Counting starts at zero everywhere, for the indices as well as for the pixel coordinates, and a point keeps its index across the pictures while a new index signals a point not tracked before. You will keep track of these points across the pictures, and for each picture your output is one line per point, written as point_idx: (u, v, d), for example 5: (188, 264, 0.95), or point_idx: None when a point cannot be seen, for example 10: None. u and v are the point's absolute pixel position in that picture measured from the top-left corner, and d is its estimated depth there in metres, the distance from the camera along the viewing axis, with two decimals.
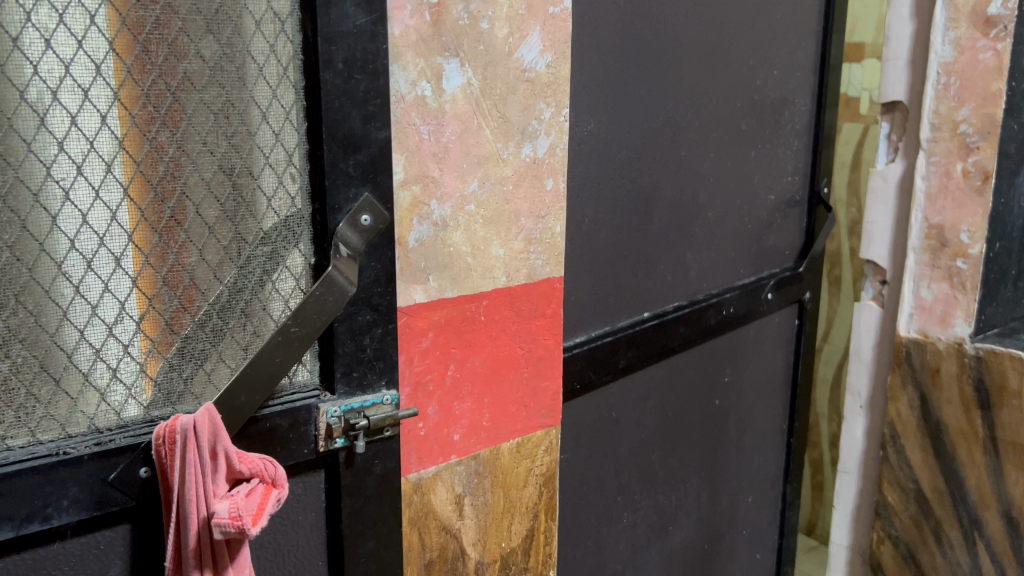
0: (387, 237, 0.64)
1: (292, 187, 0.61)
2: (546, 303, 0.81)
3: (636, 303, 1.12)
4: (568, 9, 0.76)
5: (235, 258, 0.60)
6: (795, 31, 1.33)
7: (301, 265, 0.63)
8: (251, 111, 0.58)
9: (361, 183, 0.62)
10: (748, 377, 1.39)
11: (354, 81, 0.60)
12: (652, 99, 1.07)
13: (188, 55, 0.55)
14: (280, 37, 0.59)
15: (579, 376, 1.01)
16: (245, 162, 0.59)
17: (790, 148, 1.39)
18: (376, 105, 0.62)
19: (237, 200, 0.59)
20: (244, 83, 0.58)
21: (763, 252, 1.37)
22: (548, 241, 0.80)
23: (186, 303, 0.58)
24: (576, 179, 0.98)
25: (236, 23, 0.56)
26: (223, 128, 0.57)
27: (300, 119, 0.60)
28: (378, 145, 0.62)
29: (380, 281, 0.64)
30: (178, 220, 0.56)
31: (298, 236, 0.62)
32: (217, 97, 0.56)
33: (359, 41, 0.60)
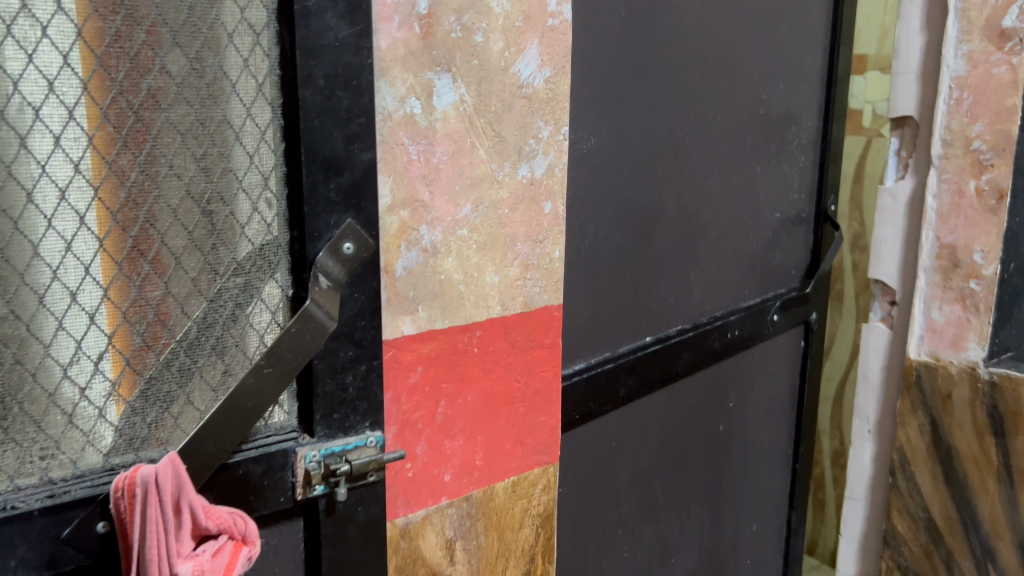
0: (372, 266, 0.59)
1: (268, 213, 0.56)
2: (544, 332, 0.76)
3: (637, 326, 1.07)
4: (567, 21, 0.71)
5: (204, 290, 0.55)
6: (801, 43, 1.29)
7: (277, 298, 0.58)
8: (223, 131, 0.54)
9: (344, 209, 0.57)
10: (753, 401, 1.35)
11: (336, 99, 0.55)
12: (655, 114, 1.03)
13: (153, 71, 0.50)
14: (256, 51, 0.54)
15: (578, 405, 0.96)
16: (216, 187, 0.54)
17: (797, 164, 1.34)
18: (360, 124, 0.57)
19: (208, 228, 0.54)
20: (216, 100, 0.53)
21: (768, 271, 1.32)
22: (546, 267, 0.75)
23: (150, 340, 0.53)
24: (576, 198, 0.93)
25: (205, 36, 0.52)
26: (193, 150, 0.52)
27: (277, 140, 0.56)
28: (362, 167, 0.57)
29: (364, 314, 0.59)
30: (141, 250, 0.51)
31: (274, 266, 0.57)
32: (186, 116, 0.52)
33: (342, 55, 0.55)
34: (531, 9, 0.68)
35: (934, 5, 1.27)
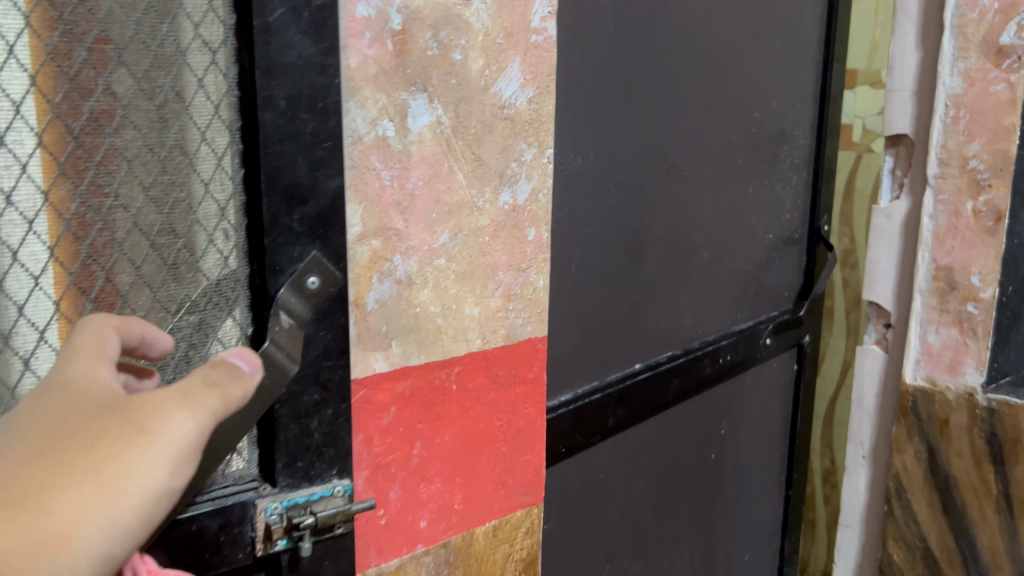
0: (339, 301, 0.55)
1: (225, 246, 0.52)
2: (527, 366, 0.72)
3: (626, 354, 1.03)
4: (551, 38, 0.67)
5: None
6: (793, 60, 1.26)
7: (235, 336, 0.54)
8: (174, 158, 0.49)
9: (309, 241, 0.53)
10: (746, 428, 1.31)
11: (300, 122, 0.51)
12: (644, 133, 0.99)
13: (97, 91, 0.46)
14: (211, 70, 0.50)
15: (564, 438, 0.92)
16: (166, 218, 0.50)
17: (789, 184, 1.31)
18: (326, 149, 0.52)
19: (158, 263, 0.50)
20: (167, 123, 0.49)
21: (760, 293, 1.28)
22: (529, 297, 0.71)
23: None
24: (562, 221, 0.89)
25: (155, 54, 0.48)
26: (141, 178, 0.48)
27: (235, 166, 0.52)
28: (329, 196, 0.53)
29: (331, 353, 0.55)
30: (83, 288, 0.47)
31: (232, 303, 0.53)
32: (133, 142, 0.48)
33: (307, 75, 0.51)
34: (513, 27, 0.64)
35: (930, 21, 1.24)
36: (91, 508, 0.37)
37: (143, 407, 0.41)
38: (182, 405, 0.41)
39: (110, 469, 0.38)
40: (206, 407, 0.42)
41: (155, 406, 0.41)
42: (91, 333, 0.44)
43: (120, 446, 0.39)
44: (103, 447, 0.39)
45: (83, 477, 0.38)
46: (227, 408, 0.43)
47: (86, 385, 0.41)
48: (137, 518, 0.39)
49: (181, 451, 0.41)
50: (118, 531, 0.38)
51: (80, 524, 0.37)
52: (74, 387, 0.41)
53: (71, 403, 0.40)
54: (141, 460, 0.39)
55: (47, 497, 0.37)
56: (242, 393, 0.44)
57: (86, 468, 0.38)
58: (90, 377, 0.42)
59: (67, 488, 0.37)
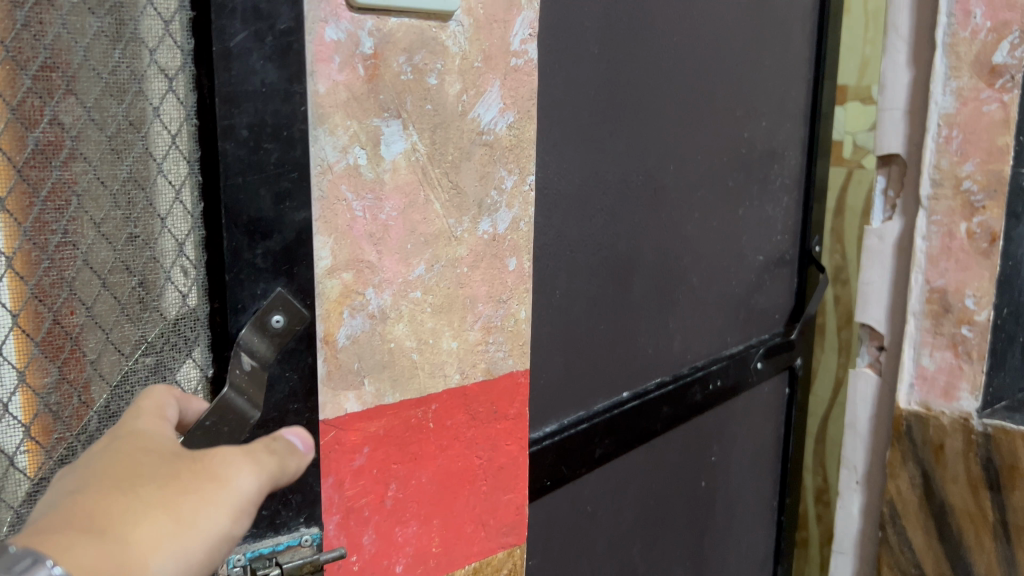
0: (306, 339, 0.53)
1: (184, 283, 0.50)
2: (508, 402, 0.69)
3: (613, 382, 1.00)
4: (532, 62, 0.65)
5: (106, 374, 0.48)
6: (783, 79, 1.24)
7: (196, 379, 0.51)
8: (128, 191, 0.47)
9: (273, 277, 0.51)
10: (737, 454, 1.28)
11: (263, 152, 0.49)
12: (630, 156, 0.97)
13: (41, 121, 0.43)
14: (168, 97, 0.47)
15: (550, 471, 0.89)
16: (119, 255, 0.47)
17: (780, 205, 1.29)
18: (291, 180, 0.50)
19: (111, 302, 0.47)
20: (119, 154, 0.46)
21: (751, 317, 1.26)
22: (511, 329, 0.68)
23: (38, 439, 0.46)
24: (546, 247, 0.86)
25: (106, 81, 0.45)
26: (92, 213, 0.46)
27: (195, 199, 0.49)
28: (294, 230, 0.51)
29: (297, 395, 0.53)
30: (29, 332, 0.44)
31: (191, 343, 0.51)
32: (83, 175, 0.45)
33: (270, 103, 0.48)
34: (491, 49, 0.61)
35: (922, 40, 1.22)
36: (163, 543, 0.34)
37: (211, 455, 0.38)
38: (248, 460, 0.39)
39: (186, 505, 0.36)
40: (269, 467, 0.40)
41: (224, 458, 0.39)
42: (157, 401, 0.43)
43: (193, 486, 0.37)
44: (178, 484, 0.36)
45: (159, 510, 0.35)
46: (283, 479, 0.41)
47: (147, 439, 0.39)
48: (202, 560, 0.36)
49: (248, 501, 0.38)
50: (184, 568, 0.35)
51: (152, 555, 0.34)
52: (139, 440, 0.39)
53: (142, 448, 0.38)
54: (212, 500, 0.37)
55: (120, 530, 0.33)
56: (296, 469, 0.42)
57: (161, 500, 0.35)
58: (153, 428, 0.40)
59: (145, 518, 0.34)
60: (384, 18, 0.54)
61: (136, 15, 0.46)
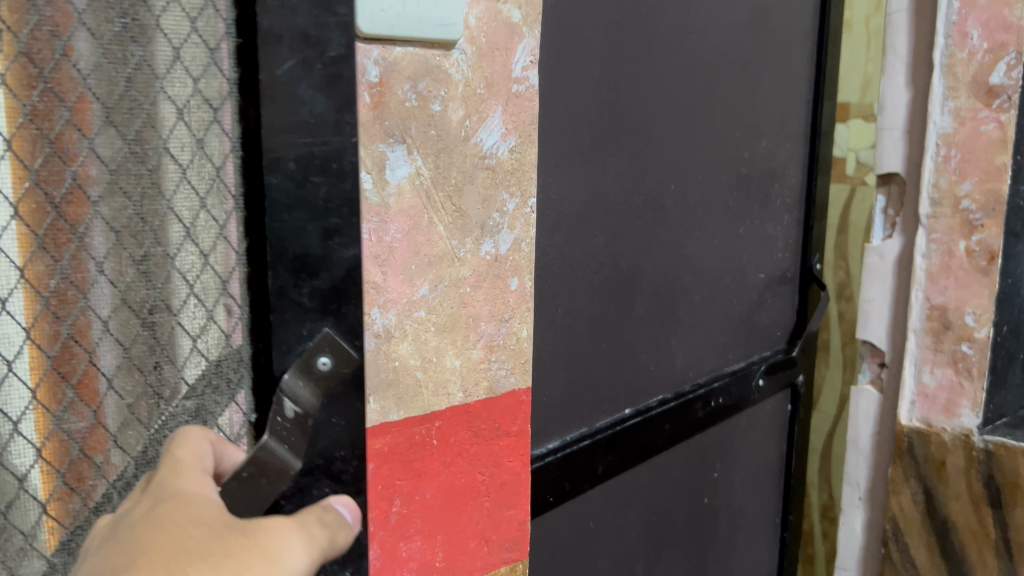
0: (350, 383, 0.55)
1: (224, 321, 0.52)
2: (511, 419, 0.71)
3: (615, 399, 1.01)
4: (534, 88, 0.67)
5: (148, 413, 0.50)
6: (784, 100, 1.26)
7: (238, 424, 0.53)
8: (169, 228, 0.49)
9: (321, 317, 0.53)
10: (739, 471, 1.29)
11: (311, 186, 0.51)
12: (631, 177, 0.98)
13: (82, 158, 0.44)
14: (212, 129, 0.49)
15: (554, 486, 0.90)
16: (159, 290, 0.49)
17: (781, 224, 1.30)
18: (338, 216, 0.52)
19: (151, 340, 0.49)
20: (160, 189, 0.48)
21: (753, 334, 1.27)
22: (512, 347, 0.70)
23: (76, 480, 0.47)
24: (548, 266, 0.87)
25: (149, 112, 0.47)
26: (132, 252, 0.47)
27: (237, 235, 0.51)
28: (343, 266, 0.53)
29: (342, 441, 0.55)
30: (69, 364, 0.45)
31: (235, 383, 0.53)
32: (124, 212, 0.47)
33: (319, 134, 0.50)
34: (491, 75, 0.63)
35: (919, 61, 1.24)
36: None
37: (261, 532, 0.40)
38: (291, 541, 0.41)
39: None
40: (306, 546, 0.42)
41: (272, 537, 0.40)
42: (193, 450, 0.46)
43: (246, 564, 0.37)
44: (233, 562, 0.37)
45: None
46: (325, 551, 0.45)
47: (195, 506, 0.40)
48: None
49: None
50: None
51: None
52: (189, 504, 0.40)
53: (193, 514, 0.39)
54: None
55: None
56: (338, 542, 0.47)
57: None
58: (197, 491, 0.42)
59: None
60: (388, 47, 0.55)
61: (181, 42, 0.47)
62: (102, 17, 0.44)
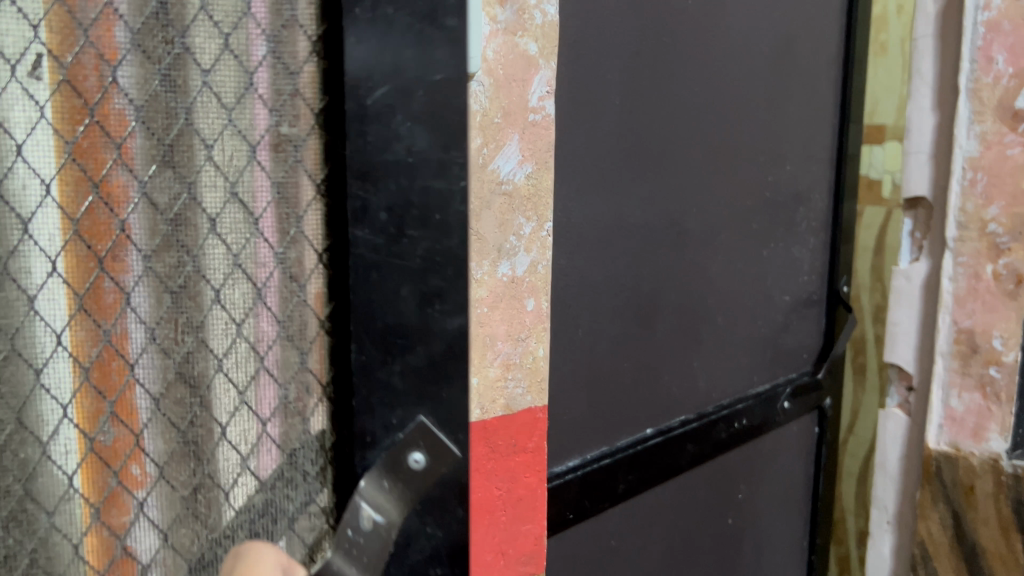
0: (449, 484, 0.56)
1: (295, 386, 0.58)
2: (527, 435, 0.73)
3: (637, 419, 1.03)
4: (549, 117, 0.70)
5: (211, 462, 0.55)
6: (809, 125, 1.27)
7: (318, 516, 0.59)
8: (236, 285, 0.54)
9: (416, 398, 0.55)
10: (766, 492, 1.29)
11: (408, 240, 0.53)
12: (654, 201, 1.00)
13: (131, 207, 0.50)
14: (288, 167, 0.54)
15: (574, 503, 0.92)
16: (222, 338, 0.54)
17: (807, 246, 1.31)
18: (441, 280, 0.54)
19: (212, 385, 0.54)
20: (224, 242, 0.53)
21: (780, 356, 1.28)
22: (529, 365, 0.72)
23: (127, 529, 0.52)
24: (569, 287, 0.90)
25: (217, 158, 0.52)
26: (190, 300, 0.53)
27: (317, 289, 0.57)
28: (451, 334, 0.55)
29: (441, 553, 0.57)
30: (126, 393, 0.51)
31: (314, 467, 0.59)
32: (179, 260, 0.52)
33: (418, 171, 0.52)
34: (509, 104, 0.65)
35: (946, 86, 1.25)
36: None
37: None
38: None
39: None
40: None
41: None
42: None
43: None
44: None
45: None
46: None
47: None
48: None
49: None
50: None
51: None
52: None
53: None
54: None
55: None
56: None
57: None
58: None
59: None
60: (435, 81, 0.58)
61: (252, 71, 0.53)
62: (160, 43, 0.50)
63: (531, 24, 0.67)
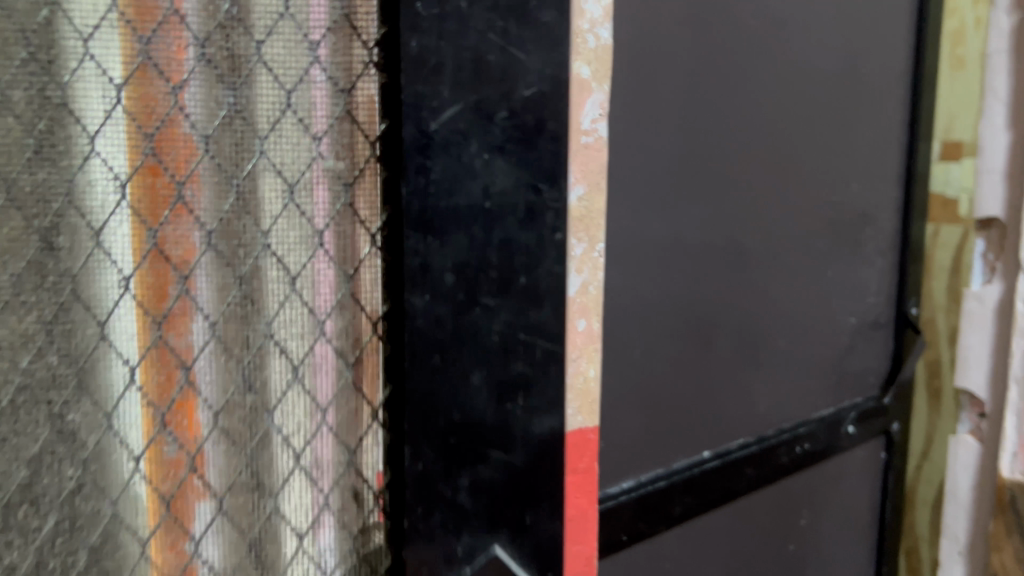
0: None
1: (339, 398, 0.65)
2: (578, 456, 0.73)
3: (695, 441, 1.02)
4: (602, 139, 0.70)
5: (254, 444, 0.62)
6: (876, 143, 1.25)
7: (356, 528, 0.67)
8: (286, 293, 0.62)
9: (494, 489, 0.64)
10: (829, 519, 1.27)
11: (486, 332, 0.63)
12: (711, 221, 1.00)
13: (194, 203, 0.58)
14: (335, 193, 0.63)
15: (627, 524, 0.92)
16: (269, 331, 0.62)
17: (873, 267, 1.28)
18: (525, 382, 0.65)
19: (261, 373, 0.62)
20: (275, 247, 0.61)
21: (844, 380, 1.25)
22: (580, 387, 0.72)
23: (179, 497, 0.60)
24: (623, 308, 0.90)
25: (268, 162, 0.60)
26: (242, 287, 0.61)
27: (358, 334, 0.65)
28: (533, 440, 0.66)
29: None
30: (185, 360, 0.59)
31: (355, 477, 0.66)
32: (233, 250, 0.60)
33: (501, 262, 0.63)
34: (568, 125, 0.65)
35: None
36: None
37: None
38: None
39: None
40: None
41: None
42: None
43: None
44: None
45: None
46: None
47: None
48: None
49: None
50: None
51: None
52: None
53: None
54: None
55: None
56: None
57: None
58: None
59: None
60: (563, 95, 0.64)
61: (303, 86, 0.61)
62: (218, 51, 0.58)
63: (584, 48, 0.67)
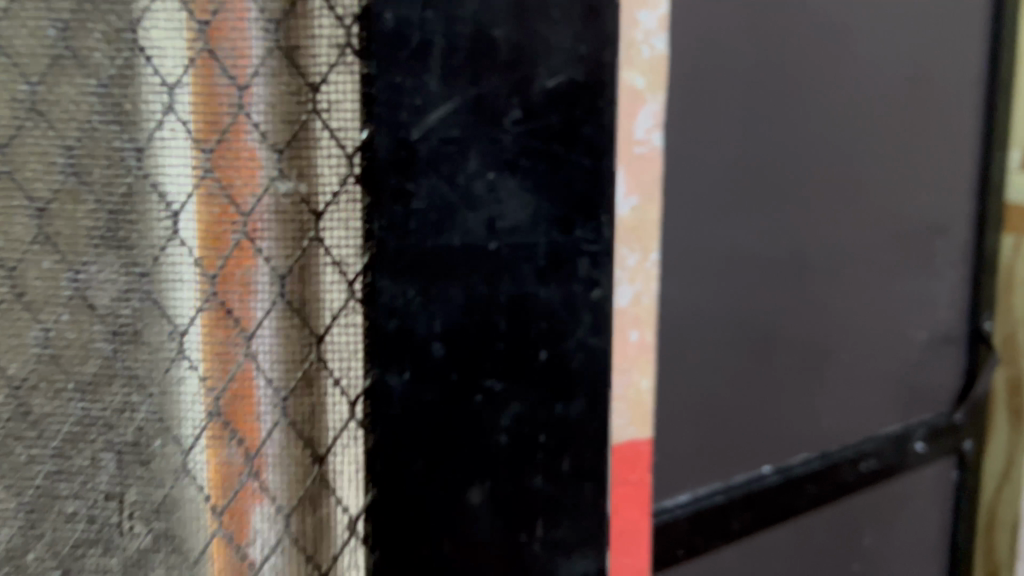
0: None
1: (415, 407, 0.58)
2: (631, 468, 0.70)
3: (754, 457, 1.00)
4: (657, 148, 0.69)
5: (316, 454, 0.58)
6: (948, 153, 1.21)
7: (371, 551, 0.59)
8: (346, 290, 0.57)
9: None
10: (896, 539, 1.23)
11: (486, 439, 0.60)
12: (773, 233, 0.98)
13: (255, 194, 0.55)
14: (384, 178, 0.56)
15: (684, 540, 0.91)
16: (324, 327, 0.57)
17: (945, 280, 1.24)
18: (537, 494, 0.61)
19: (301, 369, 0.57)
20: (332, 239, 0.57)
21: (913, 397, 1.21)
22: (633, 397, 0.71)
23: (231, 506, 0.57)
24: (680, 319, 0.89)
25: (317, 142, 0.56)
26: (299, 286, 0.57)
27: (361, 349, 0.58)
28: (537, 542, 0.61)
29: None
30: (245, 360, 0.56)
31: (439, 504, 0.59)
32: (288, 242, 0.56)
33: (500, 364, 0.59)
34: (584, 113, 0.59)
35: None
36: None
37: None
38: None
39: None
40: None
41: None
42: None
43: None
44: None
45: None
46: None
47: None
48: None
49: None
50: None
51: None
52: None
53: None
54: None
55: None
56: None
57: None
58: None
59: None
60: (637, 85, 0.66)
61: (343, 53, 0.55)
62: (282, 28, 0.54)
63: (638, 59, 0.66)
